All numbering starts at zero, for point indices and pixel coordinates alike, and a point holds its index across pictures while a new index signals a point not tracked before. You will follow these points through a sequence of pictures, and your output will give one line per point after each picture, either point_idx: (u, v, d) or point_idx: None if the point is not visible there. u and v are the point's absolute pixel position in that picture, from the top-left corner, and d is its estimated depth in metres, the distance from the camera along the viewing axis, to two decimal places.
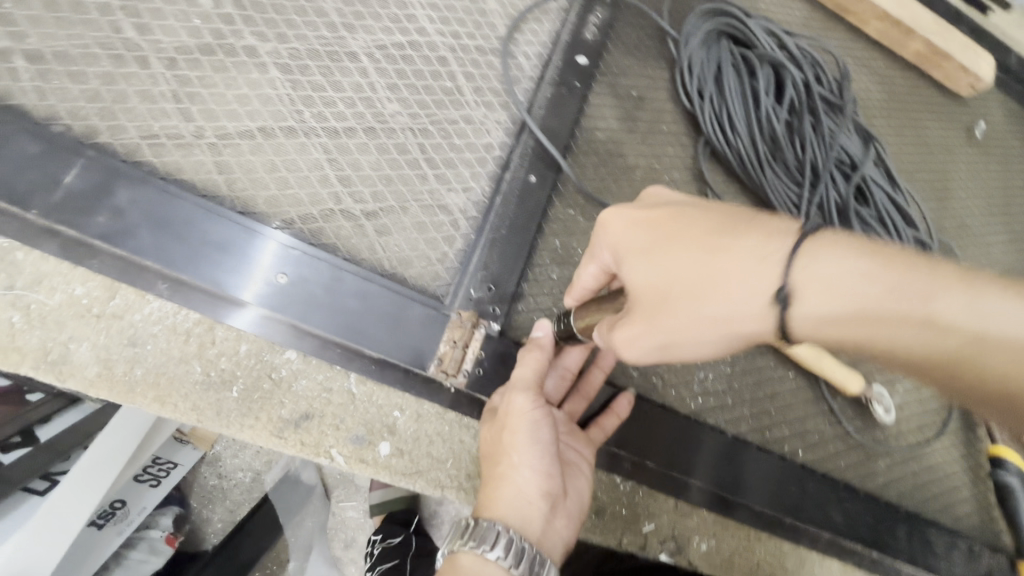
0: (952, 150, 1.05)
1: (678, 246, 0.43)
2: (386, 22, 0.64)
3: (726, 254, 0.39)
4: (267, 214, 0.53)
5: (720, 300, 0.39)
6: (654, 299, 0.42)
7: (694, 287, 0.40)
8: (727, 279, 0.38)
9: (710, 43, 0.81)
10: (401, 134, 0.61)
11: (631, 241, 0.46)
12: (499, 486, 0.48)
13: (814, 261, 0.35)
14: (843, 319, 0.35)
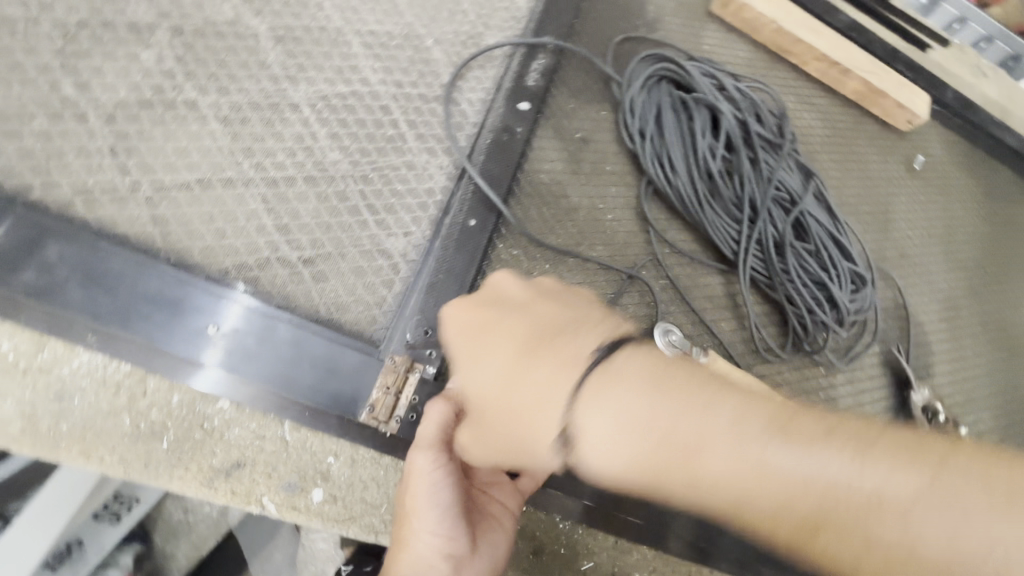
0: (891, 182, 1.10)
1: (488, 351, 0.44)
2: (329, 73, 0.67)
3: (529, 380, 0.40)
4: (201, 264, 0.54)
5: (519, 429, 0.40)
6: (482, 413, 0.43)
7: (506, 408, 0.41)
8: (529, 411, 0.40)
9: (652, 85, 0.84)
10: (341, 182, 0.63)
11: (461, 347, 0.47)
12: (399, 550, 0.48)
13: (604, 402, 0.37)
14: (621, 465, 0.36)
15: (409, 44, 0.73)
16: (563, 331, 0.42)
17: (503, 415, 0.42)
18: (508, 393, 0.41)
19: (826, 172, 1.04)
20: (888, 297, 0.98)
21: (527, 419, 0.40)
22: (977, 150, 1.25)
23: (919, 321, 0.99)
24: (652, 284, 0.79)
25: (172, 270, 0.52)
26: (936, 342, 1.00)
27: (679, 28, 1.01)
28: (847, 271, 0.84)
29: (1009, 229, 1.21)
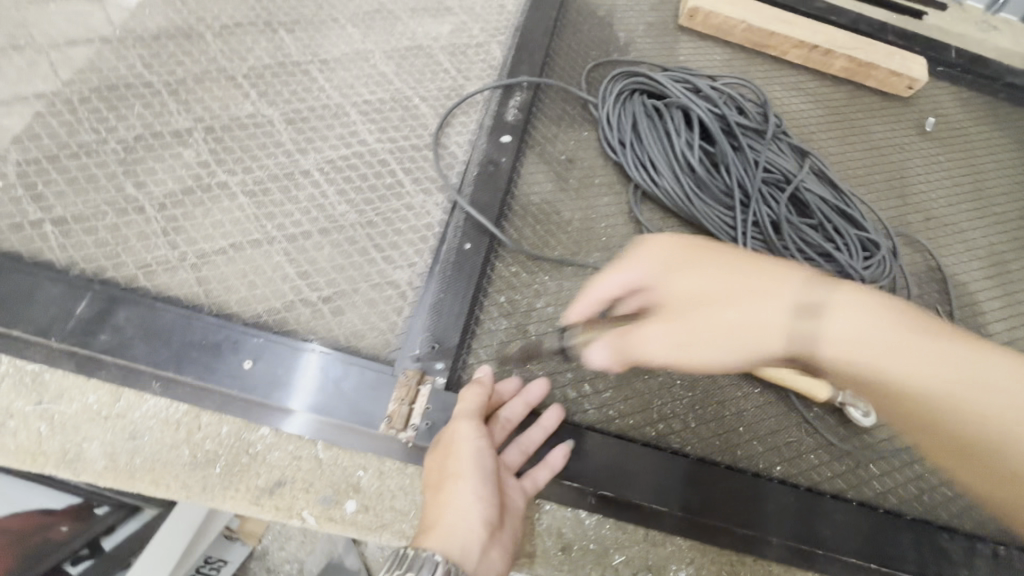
0: (903, 147, 1.09)
1: (702, 266, 0.46)
2: (333, 141, 0.78)
3: (752, 282, 0.43)
4: (239, 312, 0.64)
5: (749, 310, 0.42)
6: (689, 313, 0.44)
7: (744, 307, 0.42)
8: (752, 298, 0.42)
9: (625, 99, 0.90)
10: (350, 229, 0.72)
11: (667, 260, 0.47)
12: (440, 511, 0.53)
13: (841, 298, 0.39)
14: (863, 351, 0.38)
15: (399, 105, 0.83)
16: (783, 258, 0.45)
17: (723, 302, 0.43)
18: (736, 295, 0.43)
19: (826, 148, 1.04)
20: (918, 263, 0.94)
21: (761, 309, 0.42)
22: (1000, 103, 1.20)
23: (959, 282, 0.94)
24: None
25: (214, 319, 0.62)
26: (986, 303, 0.93)
27: (652, 47, 1.08)
28: (854, 239, 0.83)
29: None
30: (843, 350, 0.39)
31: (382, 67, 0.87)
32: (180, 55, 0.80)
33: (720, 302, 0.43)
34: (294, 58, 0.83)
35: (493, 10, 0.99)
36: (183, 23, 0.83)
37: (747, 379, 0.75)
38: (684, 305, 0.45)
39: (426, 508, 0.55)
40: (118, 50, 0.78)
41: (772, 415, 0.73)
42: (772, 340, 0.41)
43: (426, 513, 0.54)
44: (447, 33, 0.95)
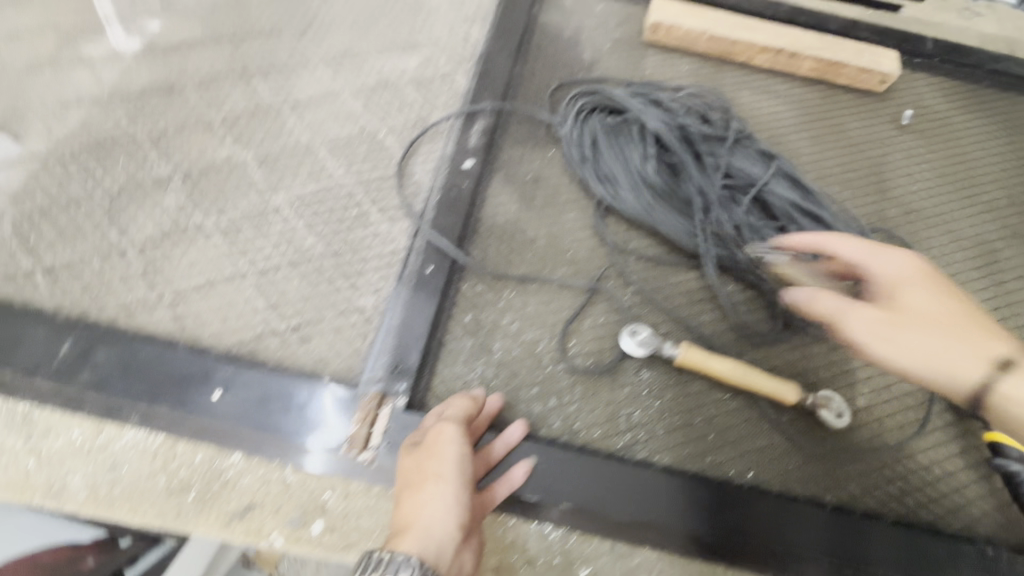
0: (881, 142, 1.08)
1: (951, 300, 0.54)
2: (303, 178, 0.82)
3: (975, 330, 0.52)
4: (211, 345, 0.68)
5: (968, 345, 0.51)
6: (942, 324, 0.52)
7: (949, 343, 0.51)
8: (959, 338, 0.51)
9: (585, 116, 0.92)
10: (318, 260, 0.76)
11: (925, 279, 0.56)
12: (421, 509, 0.52)
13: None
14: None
15: (365, 139, 0.87)
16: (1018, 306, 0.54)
17: (940, 327, 0.52)
18: (970, 327, 0.52)
19: (798, 149, 1.04)
20: None
21: (951, 353, 0.51)
22: (986, 88, 1.18)
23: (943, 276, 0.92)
24: (617, 292, 0.82)
25: (187, 353, 0.66)
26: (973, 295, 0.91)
27: (618, 64, 1.11)
28: None
29: None
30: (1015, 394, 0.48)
31: (350, 104, 0.91)
32: (161, 108, 0.86)
33: (946, 330, 0.52)
34: (267, 103, 0.89)
35: (458, 42, 1.03)
36: (166, 79, 0.89)
37: (715, 386, 0.75)
38: (908, 315, 0.54)
39: (402, 508, 0.54)
40: (105, 109, 0.85)
41: (739, 421, 0.74)
42: (953, 374, 0.51)
43: (400, 513, 0.54)
44: (413, 67, 0.99)
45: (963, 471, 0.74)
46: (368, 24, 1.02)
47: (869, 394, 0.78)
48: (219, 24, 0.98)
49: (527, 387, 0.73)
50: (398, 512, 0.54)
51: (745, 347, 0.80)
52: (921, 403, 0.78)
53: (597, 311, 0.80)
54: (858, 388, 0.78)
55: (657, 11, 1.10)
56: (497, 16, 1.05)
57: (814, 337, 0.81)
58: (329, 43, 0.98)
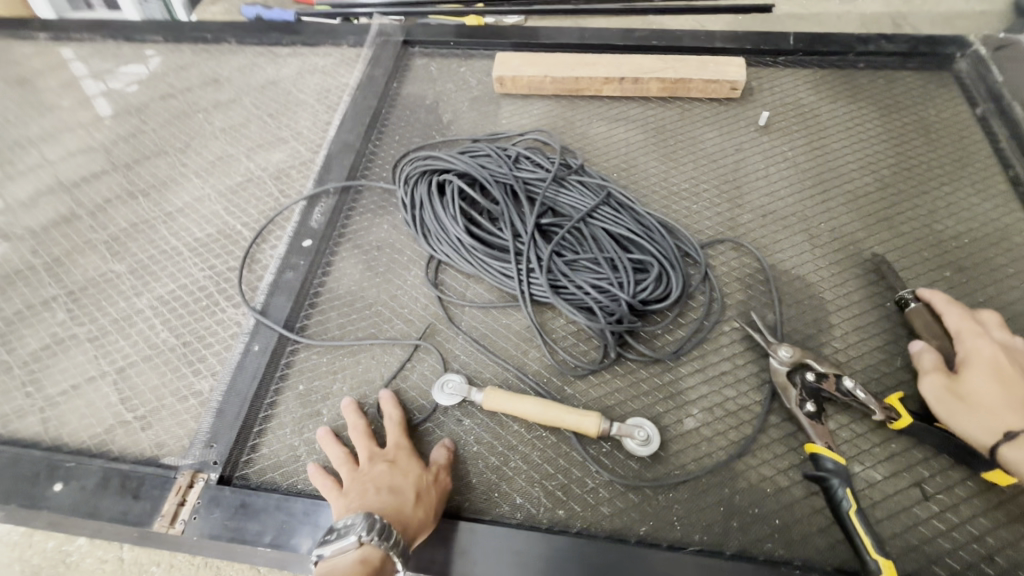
0: (740, 148, 1.06)
1: (1002, 386, 0.66)
2: (166, 279, 0.93)
3: (993, 410, 0.65)
4: (69, 442, 0.78)
5: (977, 421, 0.65)
6: (989, 403, 0.65)
7: (991, 412, 0.65)
8: (1011, 410, 0.64)
9: (418, 178, 0.98)
10: (167, 352, 0.85)
11: (991, 359, 0.68)
12: (418, 520, 0.64)
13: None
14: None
15: (224, 235, 0.98)
16: None
17: (976, 400, 0.66)
18: (1012, 403, 0.64)
19: (648, 170, 1.05)
20: (744, 265, 0.90)
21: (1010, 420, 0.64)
22: (855, 75, 1.15)
23: (799, 276, 0.88)
24: (446, 343, 0.86)
25: (43, 452, 0.76)
26: (830, 291, 0.86)
27: (473, 119, 1.17)
28: (629, 265, 0.83)
29: (932, 135, 1.04)
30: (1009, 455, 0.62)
31: (216, 205, 1.03)
32: (60, 237, 1.01)
33: (987, 405, 0.65)
34: (145, 217, 1.02)
35: (319, 131, 1.15)
36: (69, 211, 1.05)
37: (531, 425, 0.77)
38: (959, 388, 0.68)
39: (398, 506, 0.64)
40: (16, 246, 1.01)
41: (553, 457, 0.74)
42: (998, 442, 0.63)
43: (396, 512, 0.63)
44: (278, 159, 1.10)
45: (794, 486, 0.70)
46: (242, 131, 1.16)
47: (697, 421, 0.76)
48: (119, 154, 1.15)
49: None
50: (391, 506, 0.63)
51: (569, 381, 0.81)
52: (755, 417, 0.76)
53: (425, 364, 0.84)
54: (686, 411, 0.77)
55: (499, 66, 1.16)
56: (353, 100, 1.16)
57: (640, 362, 0.81)
58: (207, 153, 1.12)
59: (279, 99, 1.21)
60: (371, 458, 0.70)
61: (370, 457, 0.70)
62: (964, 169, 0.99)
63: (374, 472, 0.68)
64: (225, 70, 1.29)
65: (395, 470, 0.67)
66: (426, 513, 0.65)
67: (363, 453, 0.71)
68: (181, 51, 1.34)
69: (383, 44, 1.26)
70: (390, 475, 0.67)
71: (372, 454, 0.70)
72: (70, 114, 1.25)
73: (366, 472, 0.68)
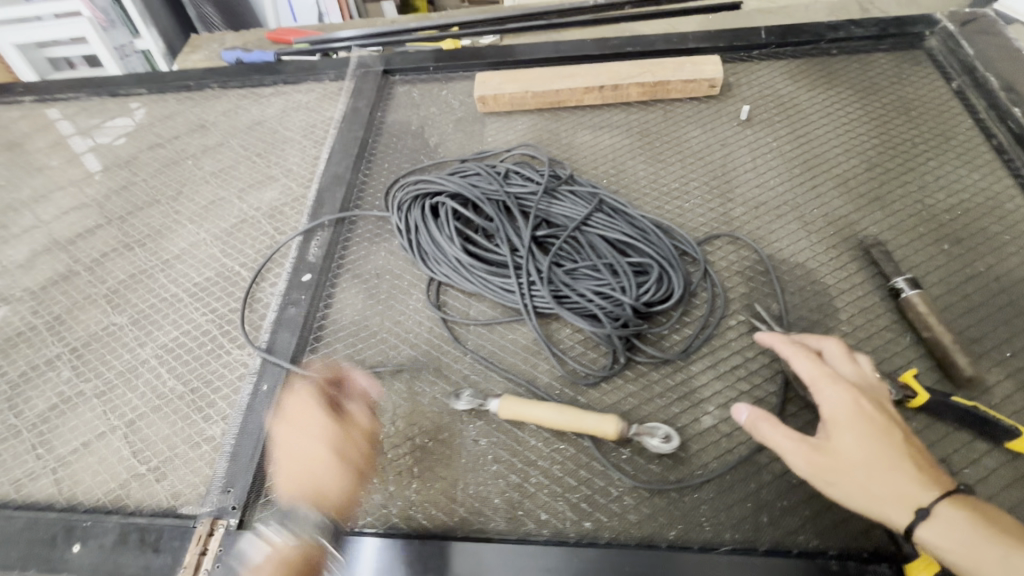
0: (725, 143, 1.08)
1: (873, 447, 0.58)
2: (169, 326, 0.93)
3: (876, 483, 0.57)
4: (82, 501, 0.77)
5: (866, 495, 0.57)
6: (869, 471, 0.57)
7: (872, 484, 0.57)
8: (890, 478, 0.56)
9: (410, 203, 0.99)
10: (177, 399, 0.85)
11: (856, 422, 0.59)
12: (334, 477, 0.67)
13: (946, 512, 0.54)
14: (948, 548, 0.54)
15: (224, 278, 0.99)
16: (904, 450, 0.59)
17: (868, 477, 0.57)
18: (886, 467, 0.57)
19: (637, 173, 1.06)
20: (743, 258, 0.91)
21: (891, 490, 0.56)
22: (830, 61, 1.17)
23: (798, 264, 0.89)
24: (455, 364, 0.86)
25: (58, 513, 0.75)
26: (830, 275, 0.87)
27: (460, 140, 1.19)
28: (629, 268, 0.84)
29: (913, 113, 1.06)
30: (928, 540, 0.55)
31: (213, 248, 1.03)
32: (59, 295, 1.01)
33: (868, 476, 0.57)
34: (144, 267, 1.02)
35: (309, 166, 1.15)
36: (68, 268, 1.06)
37: (548, 439, 0.76)
38: (847, 468, 0.57)
39: (319, 477, 0.67)
40: (15, 308, 1.01)
41: (574, 469, 0.74)
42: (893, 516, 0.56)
43: (310, 480, 0.67)
44: (270, 198, 1.11)
45: None
46: (232, 173, 1.17)
47: (713, 418, 0.76)
48: (112, 207, 1.15)
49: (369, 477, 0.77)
50: (313, 479, 0.67)
51: (582, 391, 0.81)
52: (771, 409, 0.75)
53: (435, 387, 0.84)
54: (702, 409, 0.77)
55: (480, 86, 1.18)
56: (339, 132, 1.17)
57: (651, 364, 0.81)
58: (199, 198, 1.13)
59: (266, 138, 1.23)
60: (301, 412, 0.71)
61: (285, 423, 0.71)
62: (948, 142, 1.00)
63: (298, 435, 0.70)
64: (211, 115, 1.30)
65: (313, 441, 0.68)
66: (347, 479, 0.68)
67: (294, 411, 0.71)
68: (166, 101, 1.36)
69: (364, 75, 1.28)
70: (302, 444, 0.69)
71: (298, 412, 0.71)
72: (61, 172, 1.25)
73: (286, 442, 0.70)
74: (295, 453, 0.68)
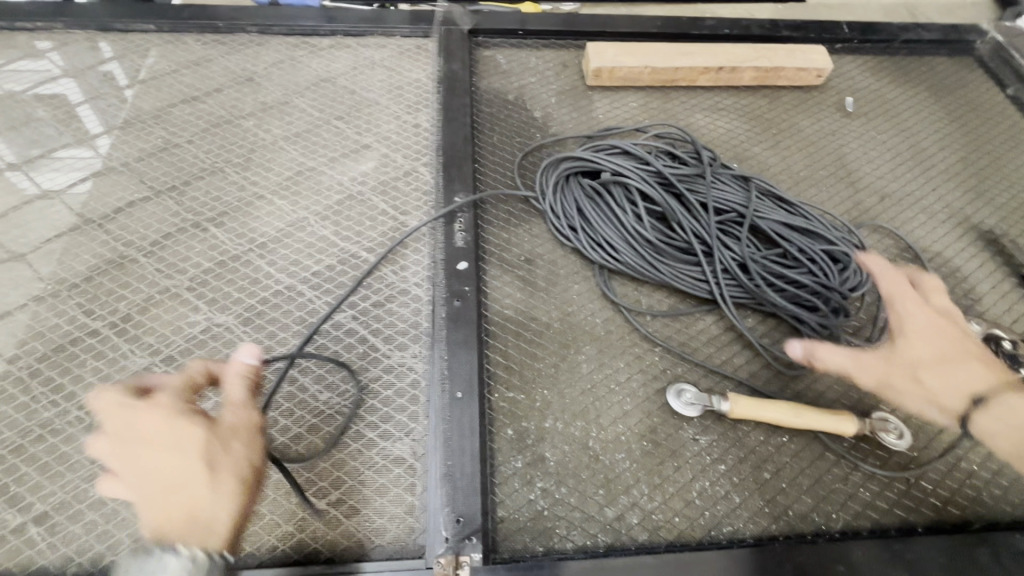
0: (836, 132, 1.11)
1: (937, 350, 0.64)
2: (296, 327, 0.76)
3: (935, 380, 0.62)
4: (251, 552, 0.62)
5: (926, 389, 0.62)
6: (932, 370, 0.63)
7: (929, 378, 0.63)
8: (953, 374, 0.62)
9: (564, 186, 0.91)
10: (340, 415, 0.70)
11: (923, 327, 0.65)
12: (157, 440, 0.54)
13: (1002, 400, 0.60)
14: (1004, 433, 0.59)
15: (349, 267, 0.83)
16: (970, 351, 0.64)
17: (930, 374, 0.63)
18: (947, 365, 0.63)
19: (765, 158, 1.06)
20: (888, 247, 0.95)
21: (953, 384, 0.62)
22: (905, 59, 1.25)
23: (936, 252, 0.95)
24: (647, 358, 0.80)
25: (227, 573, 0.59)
26: (964, 263, 0.94)
27: (571, 113, 1.08)
28: (823, 255, 0.84)
29: (984, 115, 1.17)
30: (983, 426, 0.60)
31: (321, 231, 0.86)
32: (118, 288, 0.78)
33: (927, 374, 0.63)
34: (233, 253, 0.83)
35: (409, 135, 1.00)
36: (115, 254, 0.82)
37: (772, 432, 0.74)
38: (910, 366, 0.64)
39: (205, 508, 0.51)
40: (53, 306, 0.76)
41: (807, 461, 0.73)
42: (952, 408, 0.62)
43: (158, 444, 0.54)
44: (372, 170, 0.94)
45: None
46: (311, 139, 0.98)
47: None
48: (154, 174, 0.90)
49: (595, 491, 0.69)
50: (186, 502, 0.50)
51: (786, 381, 0.79)
52: None
53: (634, 383, 0.78)
54: None
55: (594, 57, 1.09)
56: (441, 98, 1.02)
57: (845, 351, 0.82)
58: (279, 169, 0.93)
59: (343, 100, 1.04)
60: (175, 482, 0.51)
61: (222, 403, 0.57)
62: (1020, 142, 1.13)
63: (165, 455, 0.52)
64: (256, 65, 1.07)
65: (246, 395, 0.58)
66: (230, 492, 0.52)
67: (112, 422, 0.54)
68: (186, 42, 1.08)
69: (448, 33, 1.12)
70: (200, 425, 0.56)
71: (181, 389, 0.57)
72: (41, 131, 0.95)
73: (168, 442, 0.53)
74: (162, 474, 0.51)
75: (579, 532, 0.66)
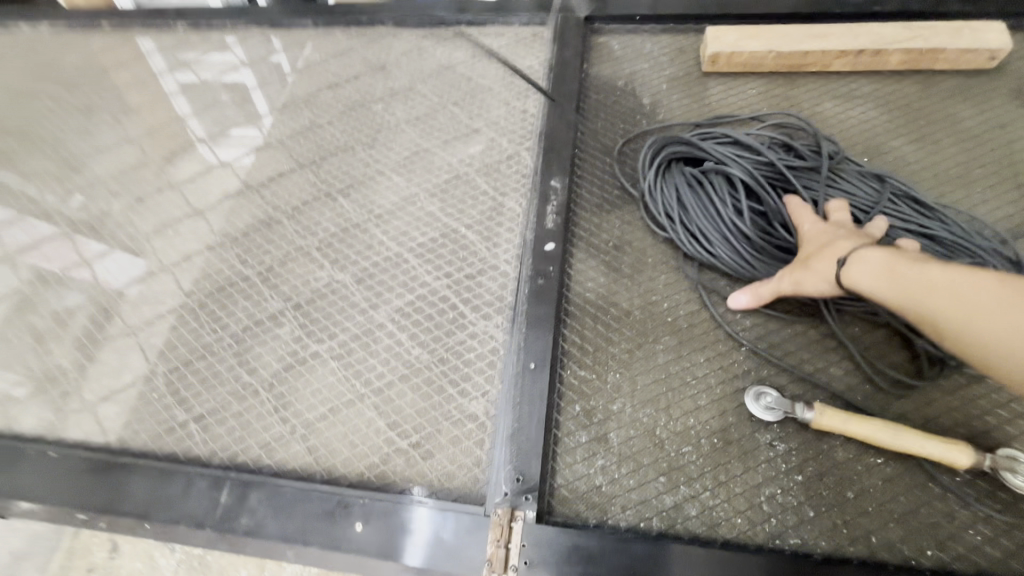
0: (1005, 124, 0.95)
1: (823, 240, 0.74)
2: (399, 290, 0.86)
3: (820, 262, 0.71)
4: (344, 473, 0.73)
5: (816, 270, 0.71)
6: (819, 256, 0.72)
7: (816, 261, 0.72)
8: (828, 250, 0.71)
9: (661, 173, 0.91)
10: (428, 369, 0.79)
11: (813, 229, 0.76)
12: None
13: (866, 255, 0.67)
14: (875, 282, 0.65)
15: (449, 240, 0.91)
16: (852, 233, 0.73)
17: (815, 259, 0.72)
18: (827, 248, 0.72)
19: (906, 152, 0.94)
20: None
21: (831, 256, 0.70)
22: None
23: None
24: (729, 355, 0.77)
25: (327, 486, 0.71)
26: None
27: (682, 100, 1.05)
28: None
29: None
30: (854, 278, 0.67)
31: (429, 207, 0.95)
32: (266, 244, 0.94)
33: (813, 259, 0.72)
34: (355, 222, 0.95)
35: (516, 120, 1.05)
36: (265, 215, 0.98)
37: (862, 451, 0.68)
38: (803, 261, 0.74)
39: None
40: (220, 254, 0.95)
41: (899, 488, 0.66)
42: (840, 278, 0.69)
43: None
44: (479, 153, 1.01)
45: None
46: (429, 123, 1.07)
47: None
48: (301, 150, 1.06)
49: (654, 478, 0.70)
50: None
51: (889, 400, 0.72)
52: None
53: (710, 380, 0.76)
54: None
55: (713, 41, 1.04)
56: (550, 85, 1.05)
57: (971, 377, 0.72)
58: (399, 149, 1.04)
59: (460, 86, 1.12)
60: None
61: None
62: None
63: None
64: (389, 55, 1.19)
65: None
66: None
67: None
68: (335, 36, 1.23)
69: (564, 21, 1.14)
70: None
71: None
72: (220, 112, 1.15)
73: None
74: None
75: (633, 512, 0.68)
